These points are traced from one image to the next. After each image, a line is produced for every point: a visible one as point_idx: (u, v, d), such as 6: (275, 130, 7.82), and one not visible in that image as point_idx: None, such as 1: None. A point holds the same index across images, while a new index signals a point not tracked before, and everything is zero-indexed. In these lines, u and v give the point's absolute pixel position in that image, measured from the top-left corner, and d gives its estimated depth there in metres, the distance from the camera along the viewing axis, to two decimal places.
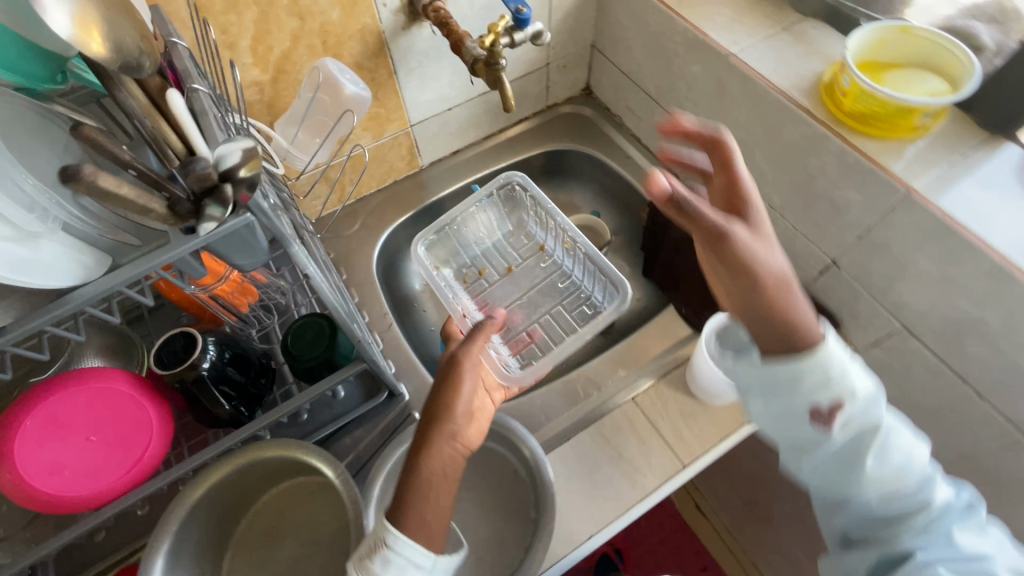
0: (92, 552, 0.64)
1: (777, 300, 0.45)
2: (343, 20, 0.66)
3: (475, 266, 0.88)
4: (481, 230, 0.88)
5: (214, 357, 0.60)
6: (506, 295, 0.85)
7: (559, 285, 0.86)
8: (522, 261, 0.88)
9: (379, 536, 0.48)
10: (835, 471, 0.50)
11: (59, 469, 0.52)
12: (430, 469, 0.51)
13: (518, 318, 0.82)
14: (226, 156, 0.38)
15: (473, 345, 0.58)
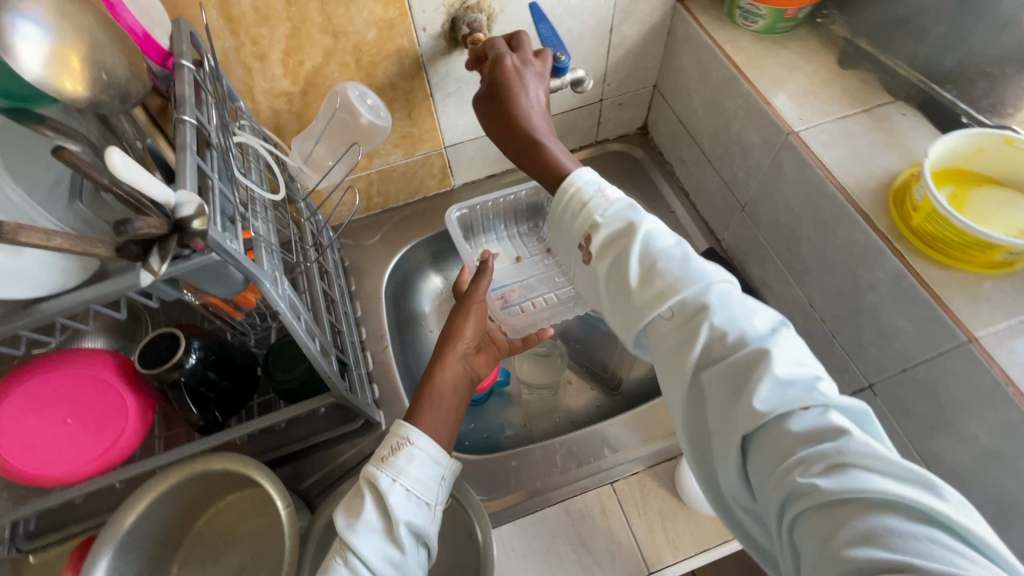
0: (72, 513, 0.69)
1: (661, 283, 0.46)
2: (378, 41, 0.63)
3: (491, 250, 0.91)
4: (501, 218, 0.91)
5: (195, 362, 0.60)
6: (510, 282, 0.88)
7: (557, 278, 0.88)
8: (532, 253, 0.91)
9: (399, 435, 0.53)
10: (764, 456, 0.38)
11: (31, 447, 0.55)
12: (436, 384, 0.61)
13: (514, 295, 0.86)
14: (181, 206, 0.36)
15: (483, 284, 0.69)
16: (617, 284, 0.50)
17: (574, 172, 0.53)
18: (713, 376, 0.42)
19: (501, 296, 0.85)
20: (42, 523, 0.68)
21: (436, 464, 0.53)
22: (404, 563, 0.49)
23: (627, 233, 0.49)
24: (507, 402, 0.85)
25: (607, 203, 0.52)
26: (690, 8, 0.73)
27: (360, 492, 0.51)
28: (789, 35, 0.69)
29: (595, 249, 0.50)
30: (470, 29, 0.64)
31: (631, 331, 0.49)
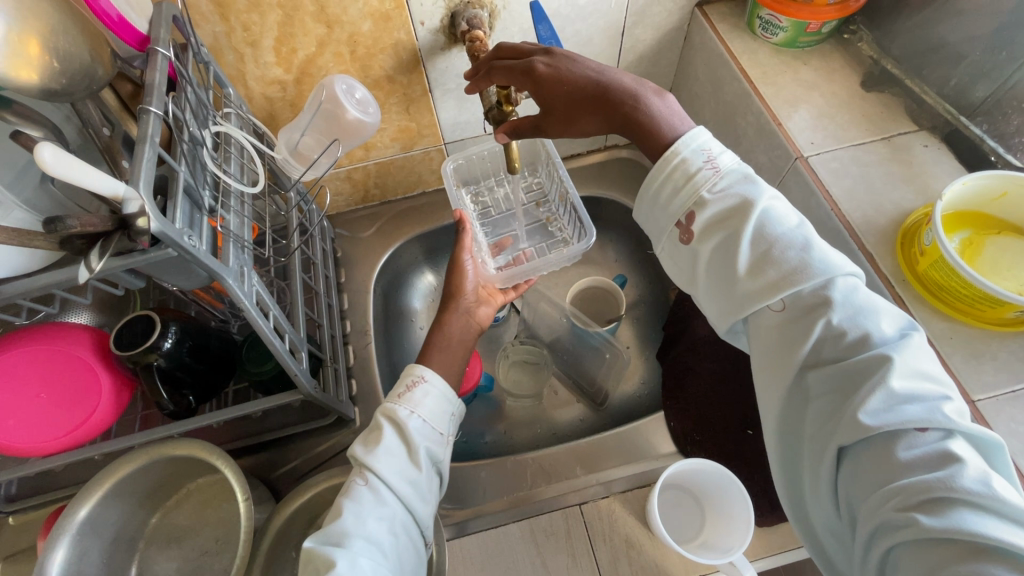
0: (49, 481, 0.70)
1: (776, 271, 0.45)
2: (373, 32, 0.62)
3: (484, 197, 0.82)
4: (494, 164, 0.80)
5: (171, 346, 0.60)
6: (503, 231, 0.80)
7: (552, 228, 0.80)
8: (529, 202, 0.81)
9: (413, 373, 0.55)
10: (865, 473, 0.38)
11: (3, 419, 0.56)
12: (446, 333, 0.61)
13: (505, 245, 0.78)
14: (127, 202, 0.36)
15: (464, 236, 0.67)
16: (721, 265, 0.48)
17: (679, 140, 0.50)
18: (822, 377, 0.42)
19: (495, 248, 0.78)
20: (23, 487, 0.70)
21: (448, 401, 0.55)
22: (420, 485, 0.50)
23: (741, 211, 0.47)
24: (489, 407, 0.83)
25: (715, 174, 0.49)
26: (707, 14, 0.68)
27: (377, 425, 0.52)
28: (811, 50, 0.65)
29: (697, 228, 0.49)
30: (469, 25, 0.61)
31: (728, 319, 0.49)
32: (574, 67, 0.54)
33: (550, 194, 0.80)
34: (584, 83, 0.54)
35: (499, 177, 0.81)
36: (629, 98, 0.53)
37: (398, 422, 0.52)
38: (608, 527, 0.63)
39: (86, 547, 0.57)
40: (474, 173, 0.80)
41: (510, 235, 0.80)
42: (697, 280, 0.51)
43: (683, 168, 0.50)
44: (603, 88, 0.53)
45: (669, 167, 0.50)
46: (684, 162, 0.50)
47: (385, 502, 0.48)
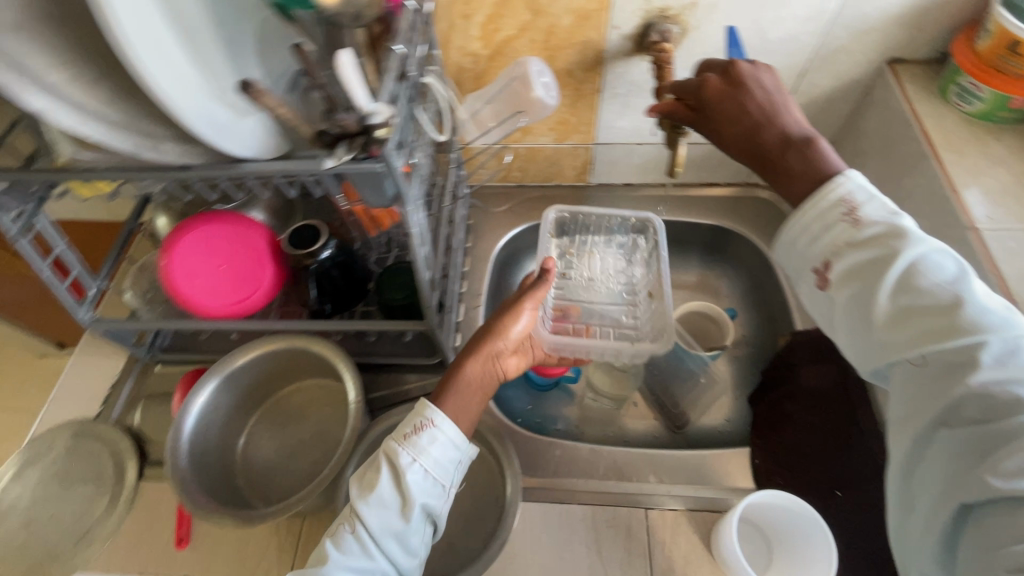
0: (193, 344, 0.82)
1: (922, 325, 0.45)
2: (570, 27, 0.67)
3: (586, 256, 0.85)
4: (603, 234, 0.85)
5: (329, 255, 0.70)
6: (576, 297, 0.81)
7: (622, 315, 0.79)
8: (610, 290, 0.82)
9: (421, 417, 0.55)
10: (984, 535, 0.38)
11: (191, 278, 0.66)
12: (464, 374, 0.59)
13: (577, 309, 0.79)
14: (375, 113, 0.44)
15: (536, 293, 0.64)
16: (854, 315, 0.49)
17: (836, 178, 0.51)
18: (953, 439, 0.42)
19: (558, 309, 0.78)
20: (173, 343, 0.82)
21: (455, 448, 0.55)
22: (408, 539, 0.51)
23: (882, 262, 0.47)
24: (568, 398, 0.86)
25: (855, 225, 0.49)
26: (897, 72, 0.68)
27: (378, 467, 0.53)
28: (1006, 127, 0.62)
29: (835, 276, 0.50)
30: (660, 37, 0.66)
31: (869, 366, 0.50)
32: (741, 101, 0.57)
33: (642, 288, 0.81)
34: (743, 121, 0.57)
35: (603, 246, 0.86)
36: (775, 148, 0.55)
37: (397, 467, 0.52)
38: (668, 541, 0.63)
39: (216, 404, 0.68)
40: (579, 228, 0.86)
41: (579, 305, 0.80)
42: (838, 330, 0.52)
43: (823, 211, 0.51)
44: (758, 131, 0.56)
45: (808, 215, 0.52)
46: (829, 204, 0.51)
47: (371, 556, 0.49)
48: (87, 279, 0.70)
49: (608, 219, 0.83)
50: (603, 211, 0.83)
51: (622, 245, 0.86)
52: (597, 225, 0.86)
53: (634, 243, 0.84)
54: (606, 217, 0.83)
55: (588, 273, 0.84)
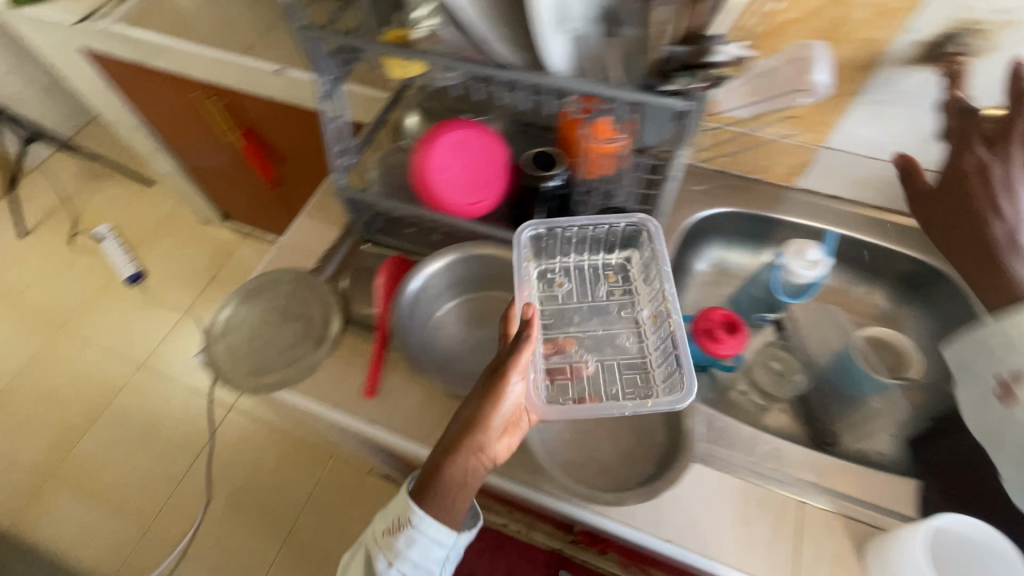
0: (399, 233, 0.89)
1: None
2: (862, 21, 0.67)
3: (565, 277, 0.85)
4: (593, 249, 0.84)
5: (557, 184, 0.75)
6: (564, 330, 0.80)
7: (627, 341, 0.79)
8: (601, 306, 0.82)
9: (404, 515, 0.61)
10: None
11: (444, 170, 0.74)
12: (445, 474, 0.60)
13: (573, 344, 0.79)
14: (720, 51, 0.53)
15: (522, 357, 0.60)
16: None
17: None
18: None
19: (551, 346, 0.78)
20: (382, 227, 0.89)
21: (442, 542, 0.61)
22: None
23: None
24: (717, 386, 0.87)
25: None
26: None
27: (381, 552, 0.62)
28: None
29: None
30: (958, 50, 0.66)
31: None
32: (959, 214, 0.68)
33: (626, 318, 0.81)
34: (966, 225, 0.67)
35: (586, 270, 0.85)
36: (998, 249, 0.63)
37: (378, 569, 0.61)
38: (818, 542, 0.63)
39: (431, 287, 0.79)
40: (553, 250, 0.84)
41: (571, 337, 0.80)
42: None
43: None
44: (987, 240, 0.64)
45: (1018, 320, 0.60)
46: None
47: None
48: (344, 142, 0.78)
49: (601, 233, 0.81)
50: (593, 228, 0.79)
51: (608, 258, 0.85)
52: (590, 237, 0.82)
53: (625, 247, 0.84)
54: (591, 232, 0.81)
55: (576, 296, 0.83)
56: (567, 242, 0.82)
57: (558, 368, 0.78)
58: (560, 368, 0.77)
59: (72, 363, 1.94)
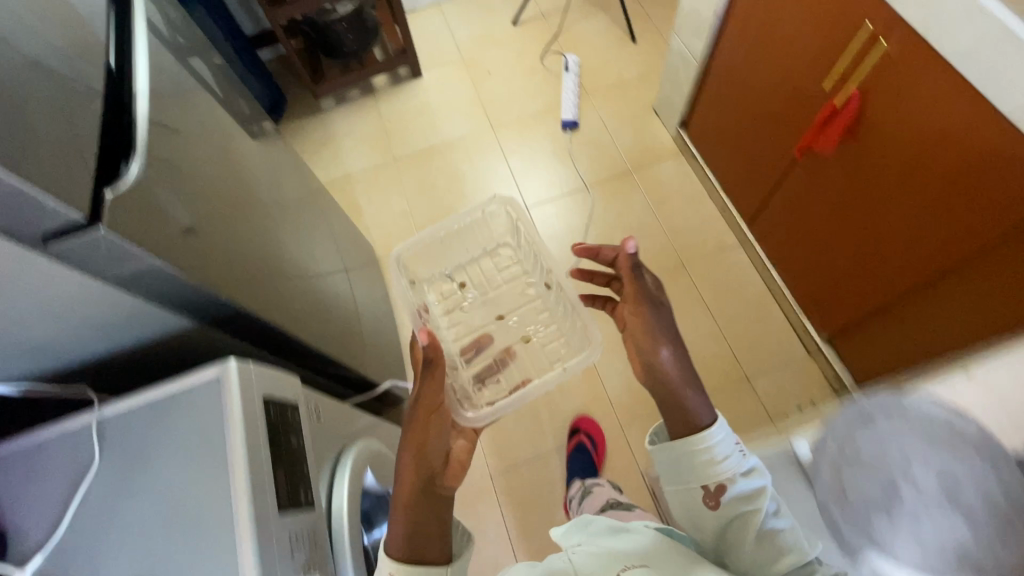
0: None
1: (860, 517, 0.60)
2: None
3: (467, 285, 1.35)
4: (467, 250, 1.34)
5: None
6: (480, 327, 1.31)
7: (540, 314, 1.31)
8: (496, 295, 1.35)
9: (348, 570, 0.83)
10: None
11: None
12: (401, 499, 0.86)
13: (490, 336, 1.29)
14: None
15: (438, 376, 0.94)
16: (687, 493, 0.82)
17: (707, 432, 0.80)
18: None
19: (473, 345, 1.27)
20: None
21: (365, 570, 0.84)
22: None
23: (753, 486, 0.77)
24: None
25: (735, 459, 0.79)
26: None
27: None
28: None
29: (720, 500, 0.78)
30: None
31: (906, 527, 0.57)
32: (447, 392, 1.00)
33: (523, 283, 1.34)
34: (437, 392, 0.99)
35: (478, 270, 1.36)
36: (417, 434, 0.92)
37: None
38: None
39: None
40: (428, 262, 1.31)
41: (488, 335, 1.29)
42: None
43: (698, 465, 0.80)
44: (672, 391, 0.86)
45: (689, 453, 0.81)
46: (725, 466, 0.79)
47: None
48: None
49: (473, 231, 1.32)
50: (452, 228, 1.27)
51: (488, 255, 1.35)
52: (455, 247, 1.32)
53: (482, 247, 1.35)
54: (455, 233, 1.29)
55: (471, 295, 1.34)
56: (436, 254, 1.31)
57: (488, 368, 1.25)
58: (489, 365, 1.25)
59: (483, 163, 2.06)
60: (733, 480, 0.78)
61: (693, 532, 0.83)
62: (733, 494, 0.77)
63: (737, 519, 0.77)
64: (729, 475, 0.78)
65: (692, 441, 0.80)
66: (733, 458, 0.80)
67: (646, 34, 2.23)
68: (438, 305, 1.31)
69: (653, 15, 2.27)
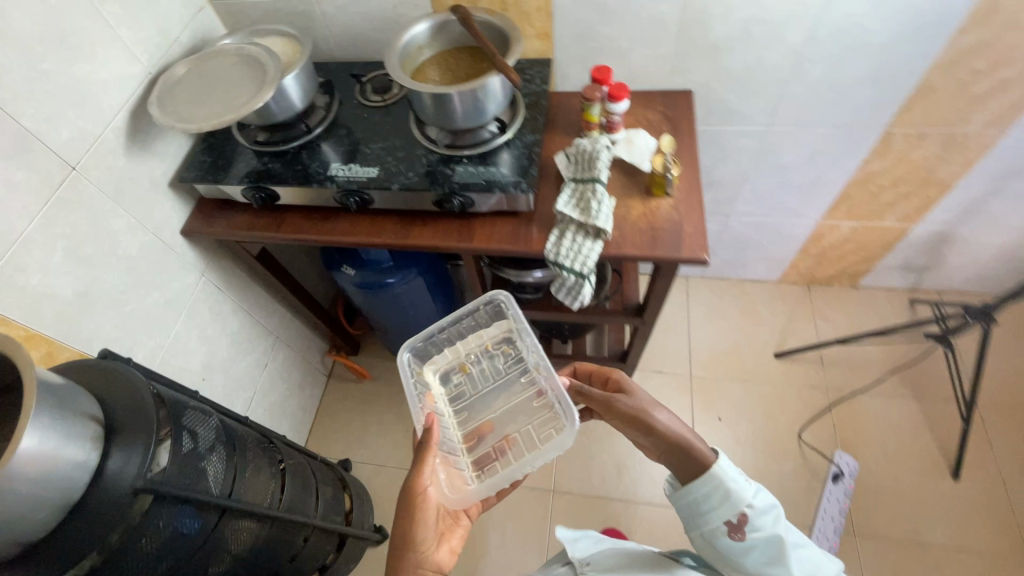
0: None
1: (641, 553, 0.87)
2: None
3: (469, 368, 1.16)
4: (471, 342, 1.16)
5: None
6: (483, 412, 1.10)
7: (535, 404, 1.08)
8: (505, 378, 1.14)
9: None
10: None
11: None
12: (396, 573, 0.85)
13: (495, 423, 1.08)
14: None
15: (426, 470, 0.87)
16: (686, 508, 0.82)
17: (715, 465, 0.80)
18: None
19: (474, 435, 1.08)
20: None
21: None
22: None
23: (772, 509, 0.78)
24: None
25: (753, 494, 0.78)
26: None
27: None
28: None
29: (741, 531, 0.77)
30: None
31: None
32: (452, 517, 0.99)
33: (524, 368, 1.13)
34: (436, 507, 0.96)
35: (485, 358, 1.17)
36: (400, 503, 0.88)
37: None
38: None
39: None
40: (430, 351, 1.14)
41: (489, 421, 1.08)
42: None
43: (726, 490, 0.78)
44: (685, 446, 0.82)
45: (711, 484, 0.79)
46: (747, 498, 0.77)
47: None
48: None
49: (473, 320, 1.15)
50: (454, 316, 1.12)
51: (495, 339, 1.16)
52: (458, 334, 1.16)
53: (482, 326, 1.17)
54: (464, 322, 1.15)
55: (477, 381, 1.15)
56: (441, 341, 1.14)
57: (483, 453, 1.04)
58: (487, 456, 1.04)
59: None
60: (753, 511, 0.77)
61: (696, 550, 0.86)
62: (756, 524, 0.77)
63: (766, 547, 0.76)
64: (744, 505, 0.77)
65: (704, 484, 0.79)
66: (741, 489, 0.79)
67: (977, 479, 1.47)
68: (442, 401, 1.12)
69: (996, 449, 1.51)
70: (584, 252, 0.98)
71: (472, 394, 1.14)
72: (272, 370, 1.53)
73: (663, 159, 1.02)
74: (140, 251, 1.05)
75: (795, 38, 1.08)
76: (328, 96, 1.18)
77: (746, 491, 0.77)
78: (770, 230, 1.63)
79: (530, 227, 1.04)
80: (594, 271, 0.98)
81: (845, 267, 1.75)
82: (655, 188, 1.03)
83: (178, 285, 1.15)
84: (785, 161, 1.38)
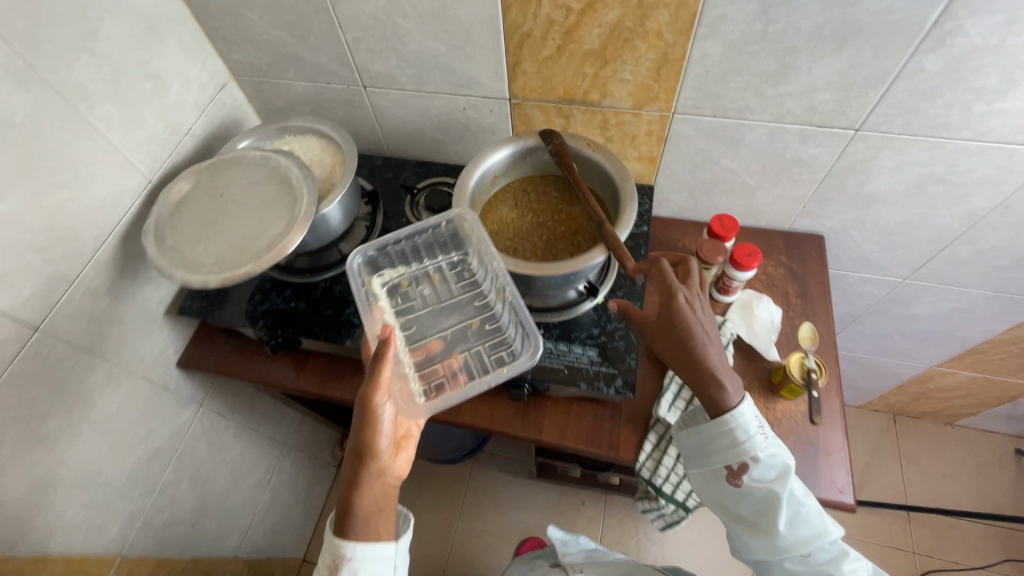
0: None
1: None
2: None
3: (415, 281, 0.84)
4: (425, 258, 0.84)
5: None
6: (432, 331, 0.81)
7: (490, 326, 0.80)
8: (457, 298, 0.83)
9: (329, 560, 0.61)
10: None
11: None
12: (359, 505, 0.61)
13: (440, 349, 0.79)
14: None
15: (387, 374, 0.62)
16: (694, 454, 0.73)
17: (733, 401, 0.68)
18: None
19: (419, 353, 0.79)
20: None
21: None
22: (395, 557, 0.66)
23: (784, 471, 0.67)
24: None
25: (763, 438, 0.68)
26: None
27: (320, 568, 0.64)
28: None
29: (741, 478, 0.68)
30: None
31: None
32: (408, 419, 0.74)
33: (486, 283, 0.81)
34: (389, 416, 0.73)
35: (436, 273, 0.85)
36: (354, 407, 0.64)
37: None
38: None
39: None
40: (377, 265, 0.82)
41: (437, 339, 0.80)
42: None
43: (727, 431, 0.68)
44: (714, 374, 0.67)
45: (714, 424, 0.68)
46: (753, 444, 0.67)
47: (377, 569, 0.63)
48: None
49: (430, 240, 0.83)
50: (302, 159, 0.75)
51: (449, 255, 0.85)
52: (413, 249, 0.83)
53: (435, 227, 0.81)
54: (419, 238, 0.83)
55: (427, 303, 0.83)
56: (392, 255, 0.82)
57: (429, 370, 0.77)
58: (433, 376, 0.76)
59: None
60: (755, 462, 0.67)
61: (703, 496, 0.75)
62: (756, 474, 0.67)
63: (761, 499, 0.67)
64: (749, 454, 0.67)
65: (714, 424, 0.69)
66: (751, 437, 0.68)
67: None
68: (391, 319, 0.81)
69: None
70: (685, 480, 0.78)
71: (415, 311, 0.82)
72: (275, 485, 1.32)
73: (801, 356, 0.79)
74: (120, 406, 0.83)
75: (980, 203, 0.83)
76: (370, 209, 0.95)
77: (750, 436, 0.67)
78: (867, 365, 1.39)
79: (617, 419, 0.81)
80: (698, 502, 0.80)
81: (944, 408, 1.50)
82: (785, 391, 0.80)
83: (169, 429, 0.93)
84: (912, 312, 1.13)
